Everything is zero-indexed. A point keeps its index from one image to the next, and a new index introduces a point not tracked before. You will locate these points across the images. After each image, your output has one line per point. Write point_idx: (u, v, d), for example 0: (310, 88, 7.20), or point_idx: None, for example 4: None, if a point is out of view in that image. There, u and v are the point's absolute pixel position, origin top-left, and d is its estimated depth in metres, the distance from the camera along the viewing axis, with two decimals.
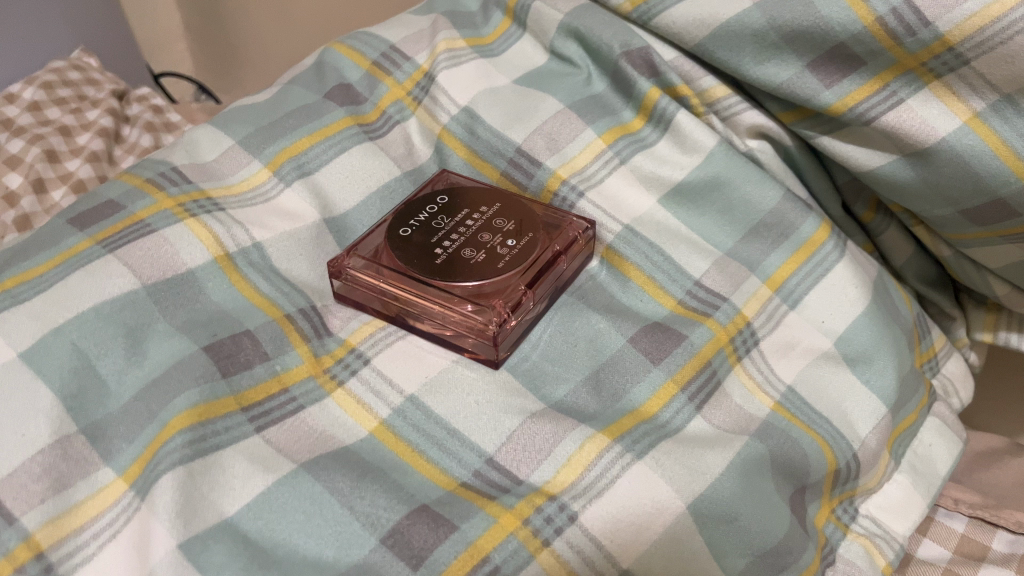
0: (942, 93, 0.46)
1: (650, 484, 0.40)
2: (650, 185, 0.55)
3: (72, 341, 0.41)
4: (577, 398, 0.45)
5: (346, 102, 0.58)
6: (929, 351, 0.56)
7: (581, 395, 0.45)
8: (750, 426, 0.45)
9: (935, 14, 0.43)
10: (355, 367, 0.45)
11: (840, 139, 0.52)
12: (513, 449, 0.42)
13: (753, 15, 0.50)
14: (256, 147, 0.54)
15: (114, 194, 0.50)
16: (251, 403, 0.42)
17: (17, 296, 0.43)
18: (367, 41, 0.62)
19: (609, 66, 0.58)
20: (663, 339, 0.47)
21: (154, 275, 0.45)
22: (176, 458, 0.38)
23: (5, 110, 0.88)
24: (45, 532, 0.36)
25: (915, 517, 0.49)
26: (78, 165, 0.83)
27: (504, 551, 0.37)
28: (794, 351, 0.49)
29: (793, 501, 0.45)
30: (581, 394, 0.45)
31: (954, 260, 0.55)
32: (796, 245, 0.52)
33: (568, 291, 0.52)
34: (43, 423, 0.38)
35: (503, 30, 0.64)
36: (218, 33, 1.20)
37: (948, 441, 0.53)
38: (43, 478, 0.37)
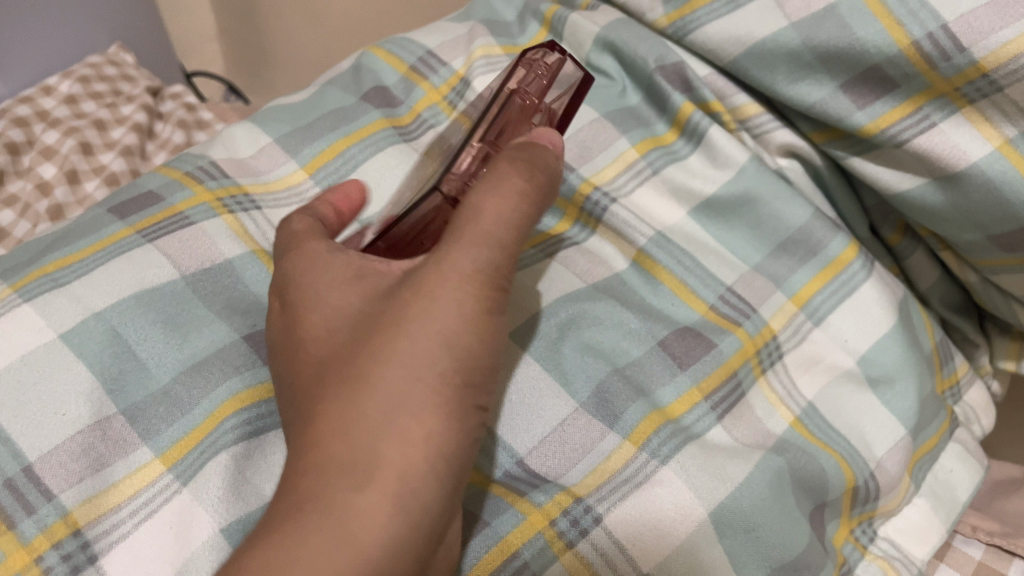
0: (974, 118, 0.45)
1: (675, 490, 0.41)
2: (680, 198, 0.56)
3: (112, 326, 0.42)
4: (612, 387, 0.45)
5: (382, 104, 0.59)
6: (951, 377, 0.56)
7: (615, 384, 0.45)
8: (767, 442, 0.46)
9: (971, 41, 0.43)
10: (584, 525, 0.40)
11: (872, 161, 0.52)
12: (547, 451, 0.43)
13: (788, 34, 0.51)
14: (293, 149, 0.55)
15: (154, 185, 0.51)
16: None
17: (58, 279, 0.44)
18: (404, 46, 0.63)
19: (643, 80, 0.59)
20: (693, 344, 0.48)
21: (192, 265, 0.46)
22: (235, 436, 0.40)
23: (42, 101, 0.89)
24: (83, 510, 0.37)
25: (934, 542, 0.49)
26: (112, 158, 0.84)
27: (533, 548, 0.39)
28: (818, 367, 0.50)
29: (813, 518, 0.45)
30: (616, 384, 0.45)
31: (981, 286, 0.54)
32: (823, 264, 0.53)
33: (598, 285, 0.51)
34: (83, 405, 0.39)
35: (539, 40, 0.65)
36: (251, 35, 1.22)
37: (970, 468, 0.52)
38: (82, 457, 0.38)
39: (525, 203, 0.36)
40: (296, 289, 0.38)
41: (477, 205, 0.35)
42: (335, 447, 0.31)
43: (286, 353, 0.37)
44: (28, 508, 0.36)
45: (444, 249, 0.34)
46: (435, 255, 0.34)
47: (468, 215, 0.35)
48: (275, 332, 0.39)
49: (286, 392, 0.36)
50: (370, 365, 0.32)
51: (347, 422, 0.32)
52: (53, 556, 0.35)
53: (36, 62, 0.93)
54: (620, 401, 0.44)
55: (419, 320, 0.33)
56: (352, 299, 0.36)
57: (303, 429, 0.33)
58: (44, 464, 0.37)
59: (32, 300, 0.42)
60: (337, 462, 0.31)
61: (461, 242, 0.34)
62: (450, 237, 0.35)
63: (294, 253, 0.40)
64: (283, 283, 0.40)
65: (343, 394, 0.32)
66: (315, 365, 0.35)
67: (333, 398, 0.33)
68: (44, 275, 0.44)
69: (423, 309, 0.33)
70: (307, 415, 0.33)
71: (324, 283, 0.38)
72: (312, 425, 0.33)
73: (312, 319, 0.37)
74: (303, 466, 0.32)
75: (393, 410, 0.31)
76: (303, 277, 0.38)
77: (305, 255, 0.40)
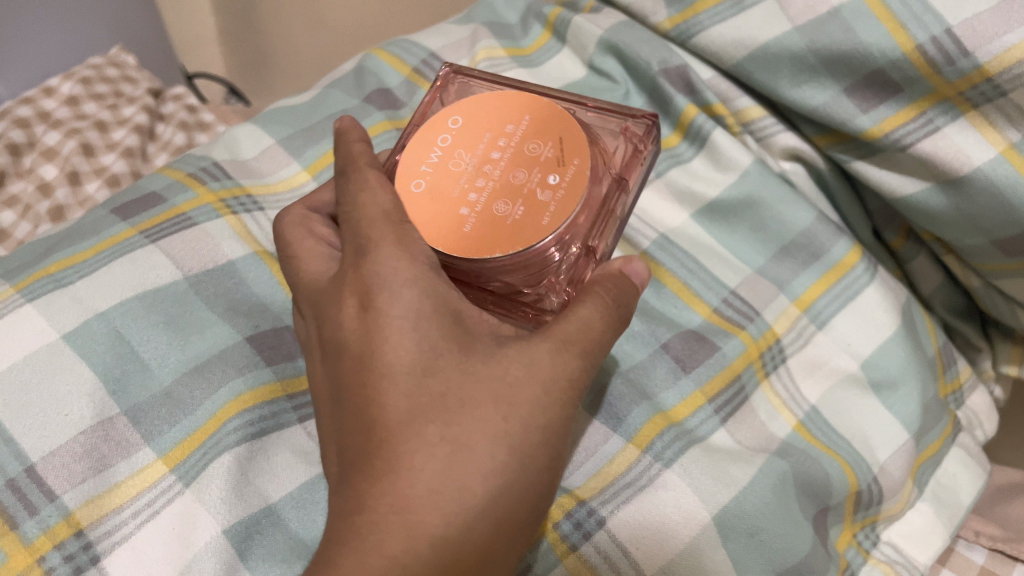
0: (978, 123, 0.45)
1: (679, 494, 0.41)
2: (682, 201, 0.56)
3: (115, 327, 0.42)
4: (615, 390, 0.45)
5: (385, 106, 0.59)
6: (954, 382, 0.56)
7: (617, 388, 0.45)
8: (770, 445, 0.46)
9: (975, 45, 0.43)
10: (588, 529, 0.40)
11: (875, 165, 0.52)
12: None
13: (792, 38, 0.51)
14: (296, 150, 0.55)
15: (157, 186, 0.50)
16: (297, 390, 0.43)
17: (60, 279, 0.44)
18: (407, 48, 0.63)
19: (647, 83, 0.59)
20: (696, 347, 0.48)
21: (195, 266, 0.46)
22: (237, 437, 0.40)
23: (43, 102, 0.89)
24: (85, 511, 0.36)
25: (938, 547, 0.49)
26: (113, 160, 0.84)
27: (537, 552, 0.40)
28: (821, 370, 0.50)
29: (816, 522, 0.45)
30: (618, 387, 0.45)
31: (983, 291, 0.54)
32: (826, 267, 0.53)
33: None
34: (85, 405, 0.39)
35: (542, 43, 0.65)
36: (252, 37, 1.22)
37: (972, 474, 0.52)
38: (84, 458, 0.38)
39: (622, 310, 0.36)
40: (387, 302, 0.32)
41: (586, 314, 0.34)
42: (428, 520, 0.29)
43: (360, 374, 0.32)
44: (30, 509, 0.36)
45: (553, 345, 0.33)
46: (537, 345, 0.33)
47: (575, 320, 0.34)
48: (344, 331, 0.33)
49: (354, 418, 0.32)
50: (473, 438, 0.30)
51: (440, 493, 0.30)
52: (55, 556, 0.35)
53: (37, 63, 0.93)
54: (624, 404, 0.44)
55: (524, 412, 0.32)
56: (447, 344, 0.32)
57: (384, 481, 0.30)
58: (46, 464, 0.37)
59: (35, 300, 0.42)
60: (432, 536, 0.29)
61: (565, 347, 0.33)
62: (556, 334, 0.33)
63: (379, 246, 0.34)
64: (365, 279, 0.33)
65: (442, 458, 0.30)
66: (404, 409, 0.31)
67: (427, 457, 0.30)
68: (47, 275, 0.44)
69: (533, 399, 0.32)
70: (390, 465, 0.30)
71: (416, 311, 0.32)
72: (393, 483, 0.30)
73: (400, 345, 0.32)
74: (389, 528, 0.29)
75: (493, 497, 0.30)
76: (400, 287, 0.32)
77: (395, 258, 0.33)
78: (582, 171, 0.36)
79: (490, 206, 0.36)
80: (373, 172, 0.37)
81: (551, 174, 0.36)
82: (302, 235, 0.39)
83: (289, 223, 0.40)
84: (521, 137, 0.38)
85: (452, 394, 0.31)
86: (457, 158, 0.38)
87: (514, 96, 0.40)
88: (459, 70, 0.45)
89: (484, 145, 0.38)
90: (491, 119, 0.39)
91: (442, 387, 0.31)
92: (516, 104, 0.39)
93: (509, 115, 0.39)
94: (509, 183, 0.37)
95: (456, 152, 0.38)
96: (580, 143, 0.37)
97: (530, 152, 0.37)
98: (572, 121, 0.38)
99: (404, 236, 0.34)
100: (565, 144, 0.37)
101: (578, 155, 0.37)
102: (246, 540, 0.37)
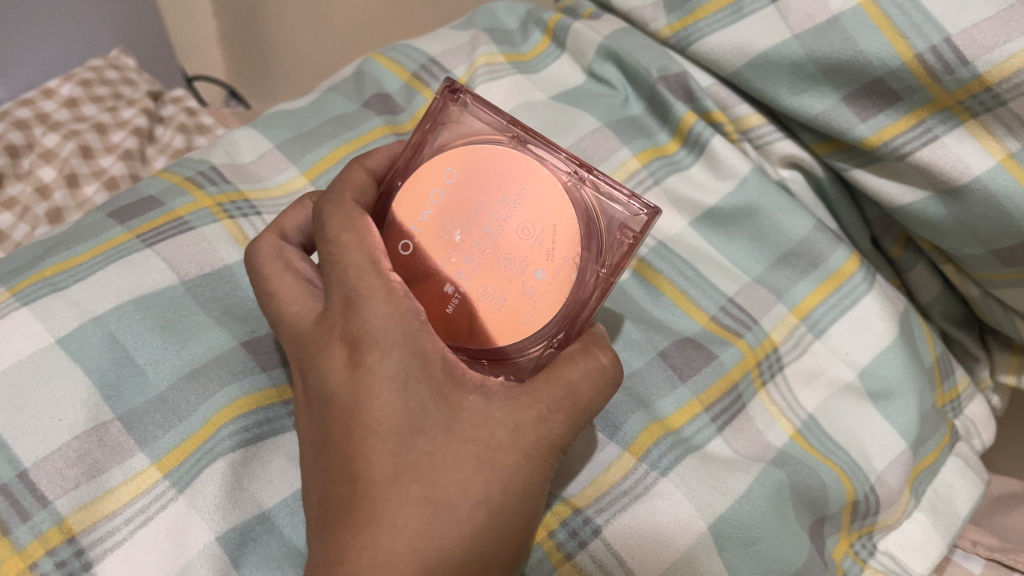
0: (977, 132, 0.45)
1: (675, 502, 0.41)
2: (681, 208, 0.56)
3: (110, 331, 0.42)
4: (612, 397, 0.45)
5: (384, 111, 0.59)
6: (952, 392, 0.55)
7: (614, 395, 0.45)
8: (767, 454, 0.46)
9: (975, 54, 0.43)
10: (584, 537, 0.40)
11: (874, 174, 0.52)
12: None
13: (792, 46, 0.51)
14: (294, 155, 0.55)
15: (154, 189, 0.50)
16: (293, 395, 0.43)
17: (56, 283, 0.43)
18: (407, 53, 0.63)
19: (646, 90, 0.59)
20: (694, 355, 0.48)
21: (191, 271, 0.46)
22: (232, 443, 0.39)
23: (42, 104, 0.89)
24: (78, 517, 0.36)
25: (935, 557, 0.48)
26: (111, 162, 0.84)
27: (532, 560, 0.39)
28: (819, 379, 0.50)
29: (813, 532, 0.44)
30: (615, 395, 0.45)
31: (982, 300, 0.54)
32: (825, 275, 0.53)
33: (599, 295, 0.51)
34: (80, 410, 0.39)
35: (542, 49, 0.65)
36: (253, 41, 1.22)
37: (970, 483, 0.51)
38: (77, 464, 0.37)
39: (604, 397, 0.37)
40: (377, 360, 0.33)
41: (576, 377, 0.35)
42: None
43: (347, 426, 0.33)
44: (23, 514, 0.36)
45: (535, 415, 0.34)
46: (525, 406, 0.34)
47: (563, 391, 0.35)
48: (332, 383, 0.34)
49: (338, 468, 0.33)
50: (454, 501, 0.32)
51: (419, 553, 0.32)
52: (47, 562, 0.35)
53: (38, 64, 0.93)
54: (621, 411, 0.44)
55: (504, 477, 0.33)
56: (436, 402, 0.33)
57: (365, 536, 0.31)
58: (39, 469, 0.37)
59: (30, 303, 0.42)
60: None
61: (546, 406, 0.34)
62: (543, 397, 0.34)
63: (368, 299, 0.33)
64: (355, 331, 0.33)
65: (423, 518, 0.32)
66: (389, 466, 0.32)
67: (408, 517, 0.32)
68: (43, 279, 0.44)
69: (512, 466, 0.33)
70: (373, 519, 0.32)
71: (407, 371, 0.33)
72: (375, 537, 0.31)
73: (387, 403, 0.33)
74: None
75: (468, 556, 0.33)
76: (391, 345, 0.33)
77: (387, 314, 0.33)
78: (569, 274, 0.35)
79: (475, 291, 0.35)
80: (357, 210, 0.36)
81: (539, 268, 0.35)
82: (279, 270, 0.38)
83: (266, 258, 0.39)
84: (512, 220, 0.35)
85: (437, 455, 0.32)
86: (448, 223, 0.35)
87: (516, 158, 0.35)
88: (463, 89, 0.36)
89: (476, 217, 0.35)
90: (486, 183, 0.35)
91: (428, 446, 0.33)
92: (515, 172, 0.35)
93: (507, 183, 0.35)
94: (497, 270, 0.35)
95: (447, 217, 0.35)
96: (572, 239, 0.35)
97: (519, 238, 0.35)
98: (569, 209, 0.35)
99: (394, 288, 0.34)
100: (557, 240, 0.35)
101: (569, 250, 0.35)
102: (241, 547, 0.37)
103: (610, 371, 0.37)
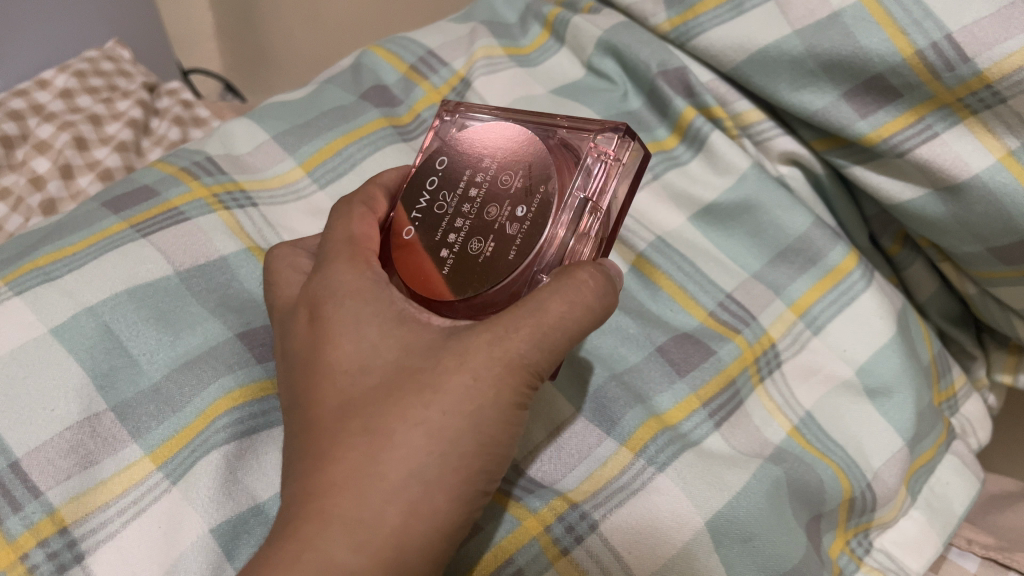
0: (977, 129, 0.45)
1: (672, 498, 0.40)
2: (681, 204, 0.56)
3: (104, 322, 0.42)
4: (610, 393, 0.45)
5: (382, 104, 0.59)
6: (949, 390, 0.55)
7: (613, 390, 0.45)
8: (764, 451, 0.46)
9: (975, 51, 0.43)
10: (581, 533, 0.39)
11: (873, 171, 0.52)
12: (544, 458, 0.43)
13: (792, 42, 0.51)
14: (291, 146, 0.54)
15: (150, 180, 0.50)
16: None
17: (50, 273, 0.43)
18: (404, 45, 0.63)
19: (646, 85, 0.59)
20: (692, 351, 0.48)
21: (186, 262, 0.46)
22: (226, 435, 0.39)
23: (36, 95, 0.88)
24: (70, 508, 0.36)
25: (931, 554, 0.48)
26: (106, 154, 0.83)
27: (528, 554, 0.39)
28: (816, 377, 0.50)
29: (810, 529, 0.44)
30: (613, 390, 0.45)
31: (980, 298, 0.54)
32: (823, 272, 0.52)
33: None
34: (72, 401, 0.38)
35: (541, 43, 0.65)
36: (249, 35, 1.22)
37: (966, 481, 0.51)
38: (71, 455, 0.37)
39: (587, 317, 0.35)
40: (333, 310, 0.36)
41: (543, 301, 0.34)
42: (341, 504, 0.31)
43: (307, 377, 0.35)
44: (14, 505, 0.35)
45: (489, 336, 0.33)
46: (477, 334, 0.33)
47: (529, 311, 0.34)
48: (298, 344, 0.37)
49: (299, 422, 0.35)
50: (393, 426, 0.32)
51: (356, 479, 0.31)
52: (38, 554, 0.35)
53: (32, 55, 0.92)
54: (618, 406, 0.44)
55: (450, 399, 0.32)
56: (386, 343, 0.35)
57: (311, 473, 0.32)
58: (31, 460, 0.37)
59: (23, 293, 0.42)
60: (344, 518, 0.31)
61: (502, 327, 0.33)
62: (500, 319, 0.34)
63: (332, 265, 0.37)
64: (318, 293, 0.37)
65: (362, 447, 0.32)
66: (338, 406, 0.34)
67: (348, 448, 0.32)
68: (36, 269, 0.43)
69: (457, 387, 0.32)
70: (319, 455, 0.32)
71: (359, 316, 0.35)
72: (318, 471, 0.32)
73: (339, 350, 0.35)
74: (308, 511, 0.31)
75: (409, 482, 0.31)
76: (345, 296, 0.36)
77: (346, 273, 0.37)
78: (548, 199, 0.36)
79: (464, 245, 0.36)
80: (359, 207, 0.40)
81: (519, 207, 0.36)
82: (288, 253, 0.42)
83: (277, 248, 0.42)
84: (494, 175, 0.38)
85: (380, 388, 0.33)
86: (442, 200, 0.38)
87: (491, 130, 0.39)
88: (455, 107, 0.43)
89: (463, 184, 0.38)
90: (472, 157, 0.39)
91: (374, 382, 0.34)
92: (495, 139, 0.39)
93: (487, 150, 0.39)
94: (484, 220, 0.37)
95: (442, 195, 0.38)
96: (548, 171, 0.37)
97: (501, 186, 0.37)
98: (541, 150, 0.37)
99: (358, 256, 0.38)
100: (534, 173, 0.37)
101: (545, 184, 0.36)
102: (234, 540, 0.37)
103: (593, 289, 0.35)
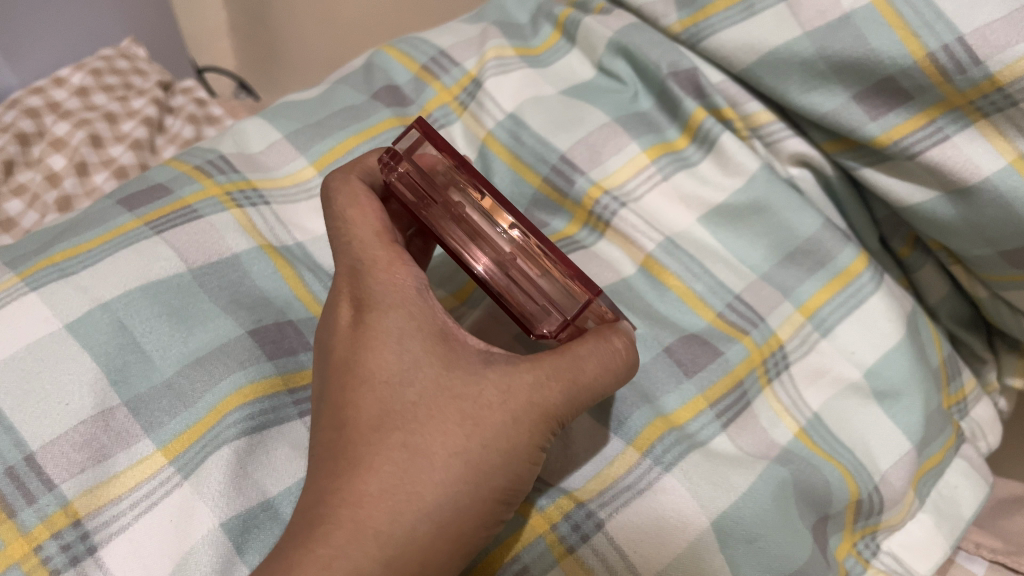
0: (988, 132, 0.45)
1: (678, 497, 0.41)
2: (690, 204, 0.56)
3: (118, 317, 0.42)
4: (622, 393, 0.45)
5: (393, 103, 0.59)
6: (958, 393, 0.55)
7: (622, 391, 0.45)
8: (771, 452, 0.46)
9: (986, 54, 0.43)
10: (586, 531, 0.40)
11: (884, 173, 0.52)
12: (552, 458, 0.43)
13: (803, 43, 0.51)
14: (303, 145, 0.55)
15: (164, 178, 0.51)
16: (297, 385, 0.43)
17: (65, 269, 0.44)
18: (415, 45, 0.63)
19: (656, 85, 0.59)
20: (699, 352, 0.48)
21: (199, 259, 0.46)
22: (237, 430, 0.39)
23: (53, 93, 0.90)
24: (83, 500, 0.37)
25: (937, 558, 0.48)
26: (121, 151, 0.84)
27: (533, 552, 0.39)
28: (824, 378, 0.50)
29: (816, 530, 0.44)
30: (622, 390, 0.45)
31: (990, 302, 0.53)
32: (832, 274, 0.53)
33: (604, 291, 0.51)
34: (86, 395, 0.39)
35: (552, 43, 0.65)
36: (262, 34, 1.23)
37: (974, 484, 0.51)
38: (84, 449, 0.38)
39: (613, 381, 0.36)
40: (376, 317, 0.36)
41: (584, 355, 0.35)
42: (374, 517, 0.31)
43: (343, 378, 0.35)
44: (29, 497, 0.36)
45: (531, 380, 0.35)
46: (520, 375, 0.35)
47: (567, 364, 0.35)
48: (334, 338, 0.37)
49: (327, 418, 0.35)
50: (433, 449, 0.33)
51: (390, 495, 0.32)
52: (52, 546, 0.35)
53: (48, 54, 0.93)
54: (625, 406, 0.44)
55: (488, 434, 0.34)
56: (428, 359, 0.35)
57: (341, 478, 0.32)
58: (46, 454, 0.37)
59: (38, 290, 0.42)
60: (377, 532, 0.31)
61: (542, 374, 0.35)
62: (543, 366, 0.35)
63: (374, 268, 0.38)
64: (361, 295, 0.37)
65: (399, 462, 0.33)
66: (374, 414, 0.34)
67: (385, 459, 0.33)
68: (51, 265, 0.44)
69: (496, 424, 0.34)
70: (354, 461, 0.33)
71: (402, 328, 0.36)
72: (351, 478, 0.32)
73: (381, 357, 0.35)
74: (338, 519, 0.31)
75: (441, 506, 0.32)
76: (389, 306, 0.37)
77: (389, 283, 0.37)
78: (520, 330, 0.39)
79: None
80: (361, 185, 0.41)
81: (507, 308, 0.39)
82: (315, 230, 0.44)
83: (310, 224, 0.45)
84: None
85: (420, 405, 0.34)
86: None
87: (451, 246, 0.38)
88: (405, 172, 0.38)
89: None
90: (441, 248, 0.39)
91: (414, 397, 0.34)
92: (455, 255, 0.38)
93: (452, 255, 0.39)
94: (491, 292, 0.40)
95: None
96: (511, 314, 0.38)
97: None
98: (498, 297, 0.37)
99: (395, 260, 0.38)
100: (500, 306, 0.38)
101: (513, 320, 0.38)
102: (244, 534, 0.37)
103: (623, 357, 0.36)
